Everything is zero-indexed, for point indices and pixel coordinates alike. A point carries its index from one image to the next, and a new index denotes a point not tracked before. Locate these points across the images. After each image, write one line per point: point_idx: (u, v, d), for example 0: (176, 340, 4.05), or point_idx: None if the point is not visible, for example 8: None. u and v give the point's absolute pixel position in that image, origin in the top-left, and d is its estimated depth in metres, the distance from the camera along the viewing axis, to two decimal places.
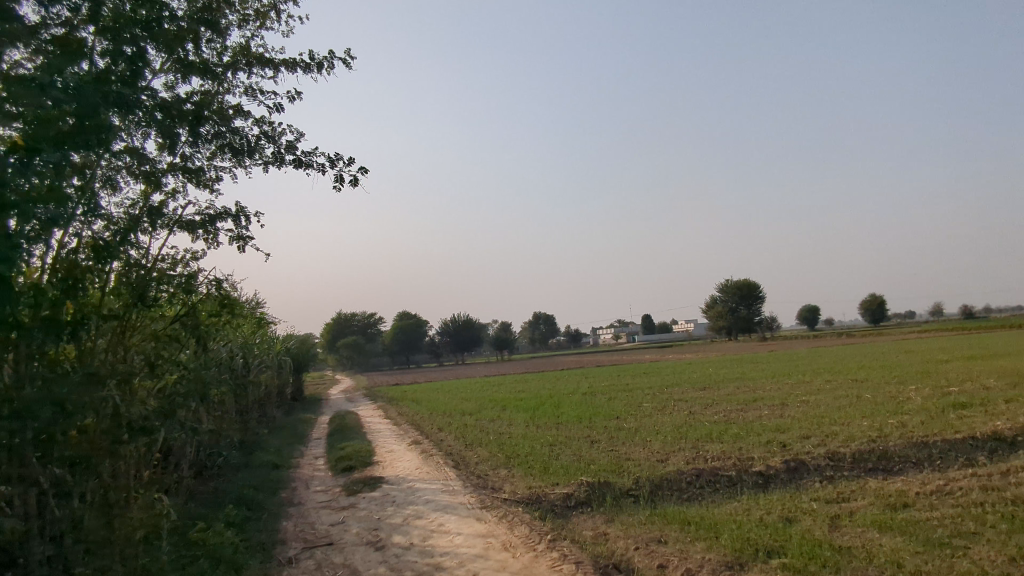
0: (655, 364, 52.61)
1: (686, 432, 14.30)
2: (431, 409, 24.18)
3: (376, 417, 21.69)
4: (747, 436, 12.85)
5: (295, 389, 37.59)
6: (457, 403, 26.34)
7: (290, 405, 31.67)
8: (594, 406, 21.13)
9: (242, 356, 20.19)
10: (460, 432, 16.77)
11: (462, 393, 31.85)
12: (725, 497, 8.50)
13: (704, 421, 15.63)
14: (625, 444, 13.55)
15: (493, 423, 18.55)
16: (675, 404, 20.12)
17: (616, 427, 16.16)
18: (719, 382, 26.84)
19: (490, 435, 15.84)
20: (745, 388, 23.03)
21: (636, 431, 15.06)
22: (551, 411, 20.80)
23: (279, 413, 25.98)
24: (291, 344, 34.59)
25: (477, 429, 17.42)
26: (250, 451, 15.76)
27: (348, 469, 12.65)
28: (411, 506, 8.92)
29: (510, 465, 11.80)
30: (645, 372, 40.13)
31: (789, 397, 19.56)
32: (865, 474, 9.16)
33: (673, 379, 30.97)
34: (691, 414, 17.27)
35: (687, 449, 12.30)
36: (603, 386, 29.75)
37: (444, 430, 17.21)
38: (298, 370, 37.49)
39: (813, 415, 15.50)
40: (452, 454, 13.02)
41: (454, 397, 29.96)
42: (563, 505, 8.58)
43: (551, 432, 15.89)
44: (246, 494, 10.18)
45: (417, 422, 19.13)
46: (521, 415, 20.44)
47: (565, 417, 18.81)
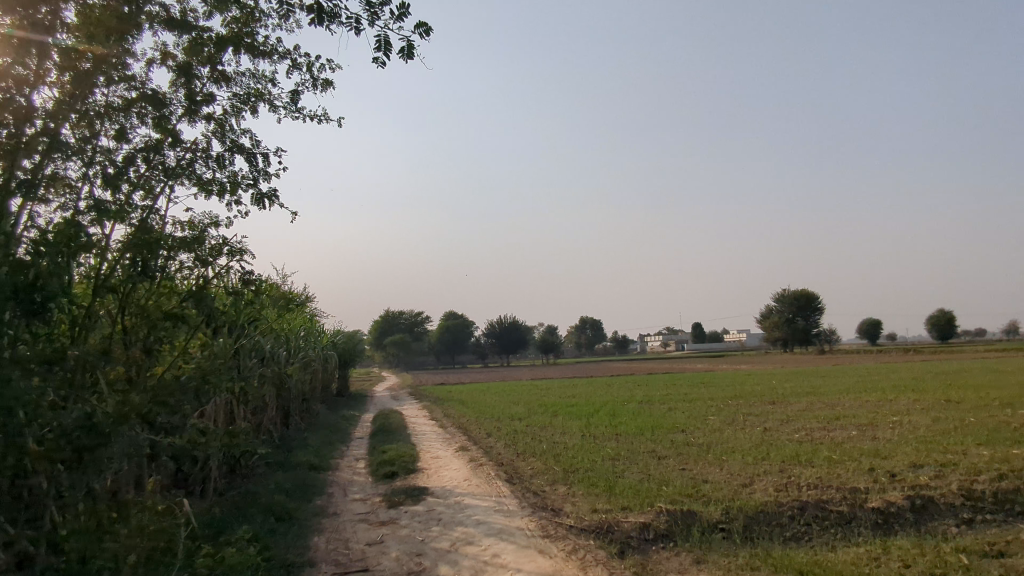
0: (710, 374, 50.26)
1: (767, 453, 12.65)
2: (479, 411, 23.04)
3: (421, 418, 20.68)
4: (844, 461, 11.13)
5: (341, 385, 37.13)
6: (505, 406, 25.13)
7: (335, 401, 31.10)
8: (655, 417, 19.53)
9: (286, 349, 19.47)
10: (510, 439, 15.51)
11: (509, 397, 30.66)
12: (840, 540, 6.95)
13: (784, 440, 13.92)
14: (698, 462, 12.00)
15: (545, 431, 17.22)
16: (745, 418, 18.36)
17: (682, 441, 14.60)
18: (789, 396, 24.75)
19: (543, 445, 14.50)
20: (822, 404, 21.00)
21: (707, 448, 13.47)
22: (607, 420, 19.33)
23: (323, 408, 25.32)
24: (338, 338, 34.10)
25: (528, 436, 16.13)
26: (289, 449, 14.90)
27: (389, 476, 11.53)
28: (459, 527, 7.70)
29: (569, 482, 10.45)
30: (701, 382, 38.07)
31: (876, 416, 17.53)
32: (1014, 519, 7.43)
33: (735, 391, 28.96)
34: (767, 431, 15.53)
35: (773, 474, 10.70)
36: (659, 396, 28.01)
37: (493, 435, 15.98)
38: (344, 365, 37.05)
39: (914, 438, 13.58)
40: (504, 465, 11.74)
41: (502, 400, 28.75)
42: (640, 537, 7.19)
43: (611, 445, 14.45)
44: (276, 502, 9.17)
45: (464, 426, 17.98)
46: (574, 423, 19.03)
47: (623, 428, 17.30)
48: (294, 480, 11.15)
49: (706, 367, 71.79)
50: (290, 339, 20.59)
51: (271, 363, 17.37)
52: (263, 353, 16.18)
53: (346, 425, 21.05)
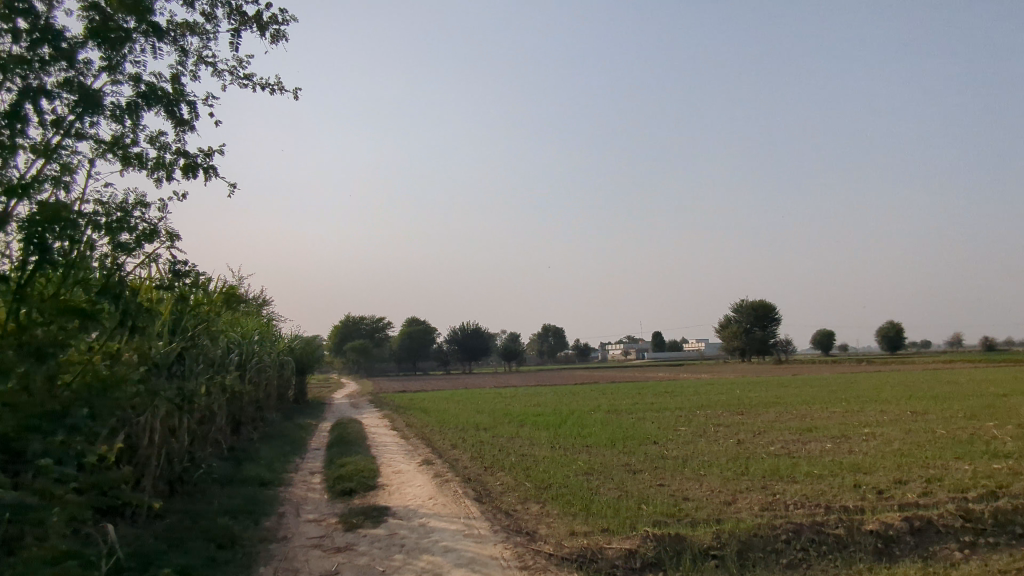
0: (674, 382, 50.29)
1: (746, 467, 12.16)
2: (443, 420, 22.15)
3: (382, 427, 19.70)
4: (826, 477, 10.71)
5: (297, 392, 35.65)
6: (469, 415, 24.27)
7: (291, 408, 29.70)
8: (626, 428, 18.96)
9: (238, 352, 18.27)
10: (477, 451, 14.71)
11: (474, 405, 29.78)
12: (840, 567, 6.42)
13: (761, 453, 13.48)
14: (676, 477, 11.42)
15: (513, 442, 16.46)
16: (717, 429, 17.96)
17: (656, 454, 14.04)
18: (757, 407, 24.57)
19: (512, 458, 13.75)
20: (792, 415, 20.79)
21: (684, 461, 12.91)
22: (576, 430, 18.69)
23: (277, 416, 24.03)
24: (295, 343, 32.64)
25: (496, 448, 15.34)
26: (237, 461, 13.79)
27: (346, 493, 10.62)
28: (426, 556, 6.90)
29: (543, 500, 9.73)
30: (667, 391, 37.89)
31: (848, 428, 17.33)
32: (1015, 544, 7.02)
33: (702, 401, 28.73)
34: (742, 443, 15.10)
35: (756, 490, 10.19)
36: (627, 405, 27.55)
37: (459, 447, 15.16)
38: (301, 371, 35.64)
39: (890, 451, 13.30)
40: (472, 481, 10.95)
41: (466, 408, 27.92)
42: (626, 567, 6.52)
43: (583, 458, 13.78)
44: (218, 525, 8.19)
45: (428, 436, 17.10)
46: (544, 433, 18.31)
47: (594, 439, 16.67)
48: (241, 497, 10.18)
49: (669, 375, 72.08)
50: (242, 343, 19.33)
51: (220, 369, 16.15)
52: (212, 358, 14.99)
53: (302, 434, 19.90)
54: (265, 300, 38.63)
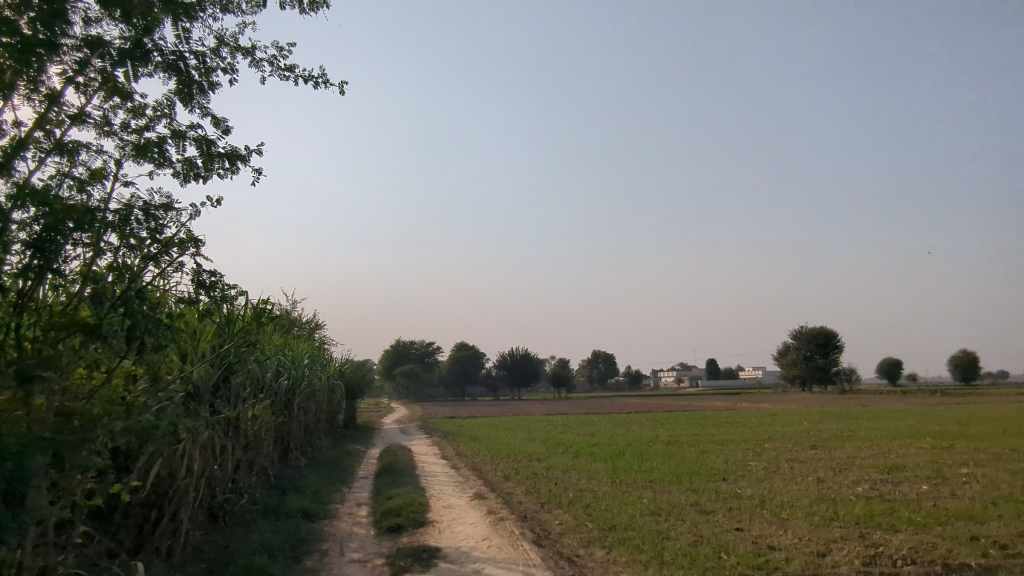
0: (734, 412, 48.05)
1: (834, 511, 10.84)
2: (493, 450, 21.32)
3: (431, 456, 19.01)
4: (933, 527, 9.38)
5: (347, 417, 35.46)
6: (521, 445, 23.36)
7: (340, 433, 29.40)
8: (690, 462, 17.67)
9: (287, 376, 17.98)
10: (531, 485, 13.82)
11: (525, 434, 28.82)
12: None
13: (848, 495, 12.13)
14: (755, 521, 10.23)
15: (568, 475, 15.49)
16: (791, 465, 16.54)
17: (727, 492, 12.84)
18: (831, 440, 22.77)
19: (570, 494, 12.78)
20: (873, 452, 19.08)
21: (761, 502, 11.66)
22: (636, 464, 17.55)
23: (326, 442, 23.67)
24: (346, 367, 32.53)
25: (551, 482, 14.39)
26: (283, 491, 13.27)
27: (394, 530, 9.88)
28: None
29: (609, 545, 8.76)
30: (727, 421, 36.01)
31: (941, 468, 15.64)
32: None
33: (768, 433, 26.98)
34: (822, 482, 13.73)
35: (852, 540, 8.94)
36: (686, 436, 26.07)
37: (512, 480, 14.29)
38: (351, 396, 35.47)
39: (1000, 497, 11.74)
40: (528, 520, 10.07)
41: (516, 437, 27.02)
42: None
43: (647, 495, 12.68)
44: (255, 566, 7.53)
45: (478, 467, 16.30)
46: (601, 466, 17.21)
47: (657, 474, 15.50)
48: (283, 533, 9.56)
49: (726, 404, 69.38)
50: (291, 367, 19.04)
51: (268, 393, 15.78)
52: (257, 382, 14.62)
53: (350, 462, 19.38)
54: (317, 324, 38.86)
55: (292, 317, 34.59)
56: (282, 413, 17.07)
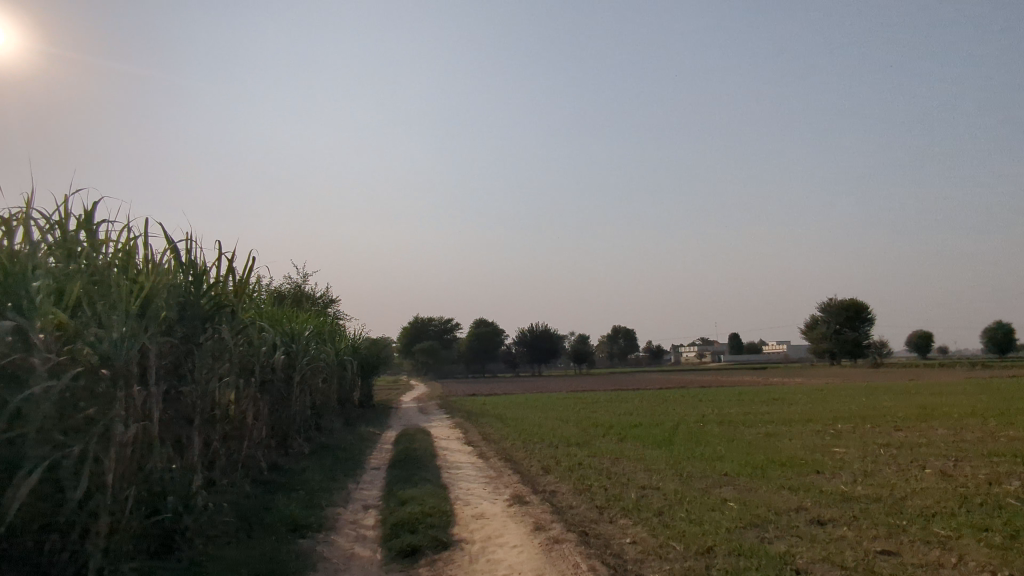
0: (773, 389, 45.02)
1: (1004, 525, 7.97)
2: (525, 433, 18.72)
3: (454, 442, 16.45)
4: None
5: (363, 396, 33.18)
6: (554, 427, 20.76)
7: (353, 413, 26.94)
8: (760, 448, 14.88)
9: (284, 349, 15.42)
10: (580, 481, 11.16)
11: (557, 413, 26.22)
12: None
13: (999, 497, 9.31)
14: (903, 541, 7.41)
15: (621, 467, 12.81)
16: (886, 453, 13.76)
17: (832, 492, 10.09)
18: (912, 421, 19.82)
19: (631, 496, 10.03)
20: (975, 434, 16.18)
21: (889, 509, 8.83)
22: (695, 451, 14.84)
23: (336, 424, 21.20)
24: (360, 342, 30.12)
25: (603, 477, 11.66)
26: (274, 490, 10.70)
27: (407, 557, 7.11)
28: None
29: None
30: (773, 398, 33.15)
31: None
32: None
33: (830, 412, 24.07)
34: (948, 477, 10.91)
35: None
36: (738, 416, 23.28)
37: (554, 475, 11.65)
38: (367, 374, 33.06)
39: None
40: (592, 540, 7.34)
41: (547, 417, 24.42)
42: None
43: (731, 497, 9.91)
44: None
45: (512, 457, 13.68)
46: (656, 455, 14.47)
47: (729, 465, 12.72)
48: (254, 560, 6.91)
49: (759, 379, 66.52)
50: (290, 340, 16.48)
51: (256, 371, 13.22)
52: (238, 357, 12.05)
53: (362, 448, 16.86)
54: (332, 299, 36.53)
55: (302, 290, 32.20)
56: (278, 394, 14.50)
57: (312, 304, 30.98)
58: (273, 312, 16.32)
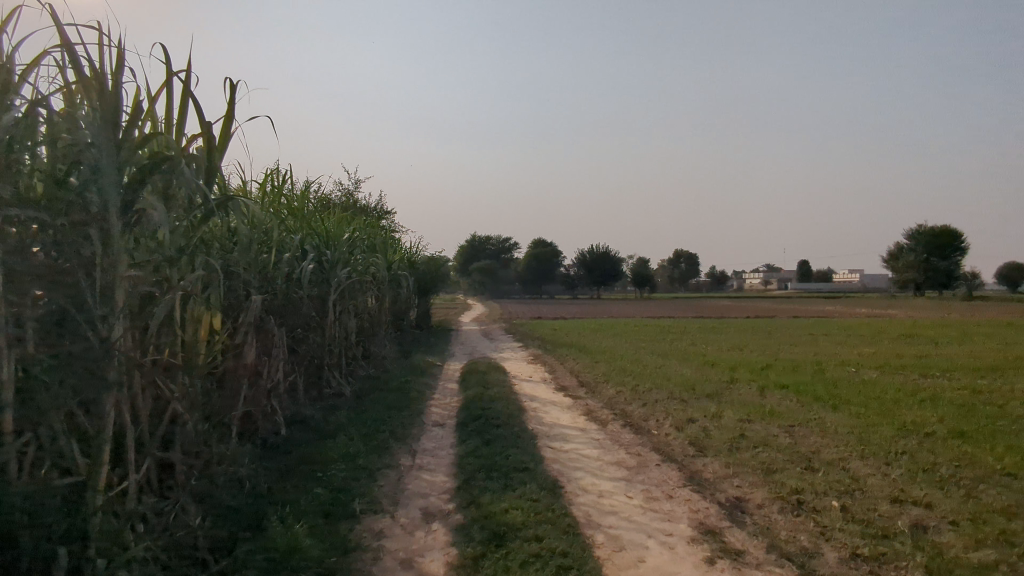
0: (878, 322, 39.33)
1: None
2: (627, 376, 14.45)
3: (541, 387, 12.31)
4: None
5: (421, 316, 29.61)
6: (658, 367, 16.38)
7: (408, 336, 23.22)
8: (1000, 419, 10.01)
9: (311, 260, 11.29)
10: (777, 480, 6.81)
11: (649, 346, 21.82)
12: None
13: None
14: None
15: (811, 446, 8.39)
16: None
17: None
18: None
19: (903, 528, 5.54)
20: None
21: None
22: (898, 418, 10.22)
23: (390, 352, 17.40)
24: (416, 257, 26.09)
25: (805, 472, 7.16)
26: (284, 474, 6.88)
27: None
28: None
29: None
30: (901, 334, 27.62)
31: None
32: None
33: (1010, 357, 18.68)
34: None
35: None
36: (890, 360, 18.26)
37: (726, 465, 7.31)
38: (424, 294, 29.32)
39: None
40: None
41: (641, 352, 20.07)
42: None
43: None
44: None
45: (638, 421, 9.40)
46: (844, 423, 9.83)
47: (992, 453, 8.04)
48: None
49: (843, 312, 60.39)
50: (324, 248, 12.39)
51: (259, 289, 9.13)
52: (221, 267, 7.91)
53: (418, 390, 12.89)
54: (387, 209, 32.46)
55: (352, 197, 28.19)
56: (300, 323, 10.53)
57: (363, 211, 26.90)
58: (303, 209, 12.13)
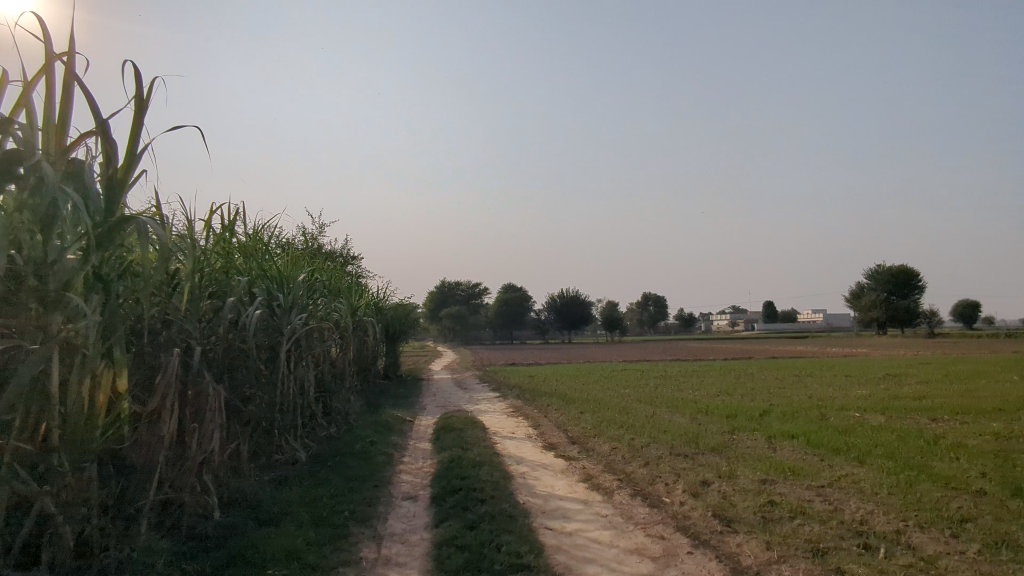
0: (855, 361, 38.83)
1: None
2: (620, 430, 13.08)
3: (528, 445, 10.88)
4: None
5: (389, 365, 27.89)
6: (650, 417, 15.08)
7: (376, 388, 21.50)
8: None
9: (257, 306, 9.76)
10: (836, 564, 5.52)
11: (634, 393, 20.56)
12: None
13: None
14: None
15: (854, 512, 7.15)
16: None
17: None
18: None
19: None
20: None
21: None
22: (933, 472, 9.07)
23: (355, 406, 15.77)
24: (384, 303, 24.58)
25: (862, 551, 5.89)
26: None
27: None
28: None
29: None
30: (885, 374, 26.88)
31: None
32: None
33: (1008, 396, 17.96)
34: None
35: None
36: (889, 402, 17.32)
37: (768, 544, 6.00)
38: (393, 342, 27.70)
39: None
40: None
41: (627, 400, 18.77)
42: None
43: None
44: None
45: (646, 487, 8.04)
46: (877, 480, 8.63)
47: None
48: None
49: (813, 351, 60.23)
50: (276, 291, 10.84)
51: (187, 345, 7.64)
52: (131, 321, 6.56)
53: (387, 451, 11.29)
54: (354, 255, 31.05)
55: (316, 241, 26.72)
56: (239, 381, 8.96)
57: (327, 256, 25.39)
58: (255, 249, 10.83)
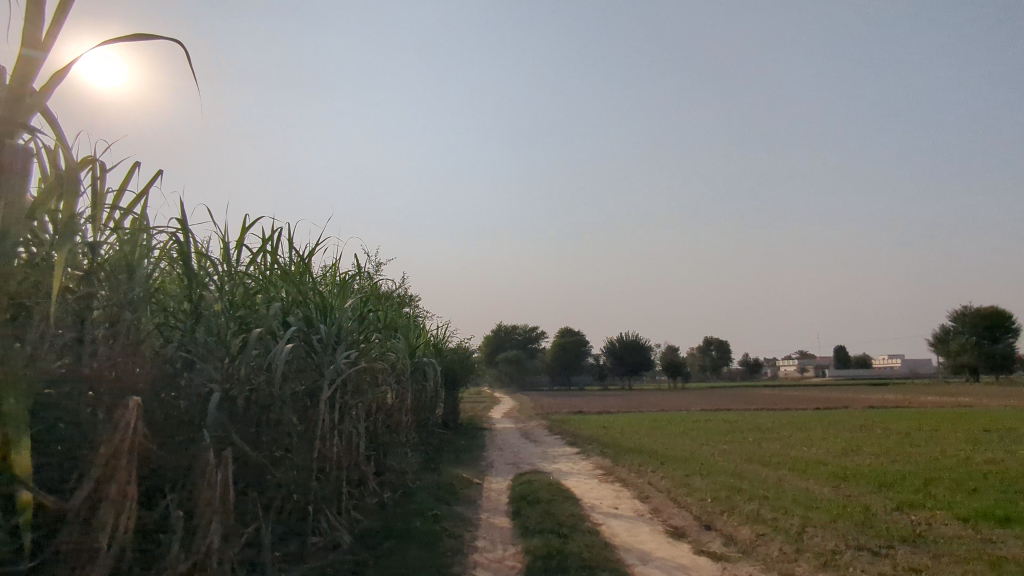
0: (971, 413, 33.82)
1: None
2: (748, 503, 10.12)
3: (643, 528, 8.09)
4: None
5: (448, 413, 25.29)
6: (777, 485, 11.96)
7: (433, 440, 18.90)
8: None
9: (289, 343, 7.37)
10: None
11: (737, 451, 17.29)
12: None
13: None
14: None
15: None
16: None
17: None
18: None
19: None
20: None
21: None
22: None
23: (413, 464, 13.23)
24: (442, 343, 22.16)
25: None
26: None
27: None
28: None
29: None
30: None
31: None
32: None
33: None
34: None
35: None
36: None
37: None
38: (451, 387, 25.15)
39: None
40: None
41: (733, 460, 15.56)
42: None
43: None
44: None
45: None
46: None
47: None
48: None
49: (907, 400, 54.46)
50: (313, 324, 8.44)
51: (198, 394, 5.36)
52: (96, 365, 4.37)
53: (454, 529, 8.65)
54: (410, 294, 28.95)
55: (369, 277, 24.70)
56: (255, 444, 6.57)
57: (381, 293, 23.28)
58: (300, 275, 8.60)
